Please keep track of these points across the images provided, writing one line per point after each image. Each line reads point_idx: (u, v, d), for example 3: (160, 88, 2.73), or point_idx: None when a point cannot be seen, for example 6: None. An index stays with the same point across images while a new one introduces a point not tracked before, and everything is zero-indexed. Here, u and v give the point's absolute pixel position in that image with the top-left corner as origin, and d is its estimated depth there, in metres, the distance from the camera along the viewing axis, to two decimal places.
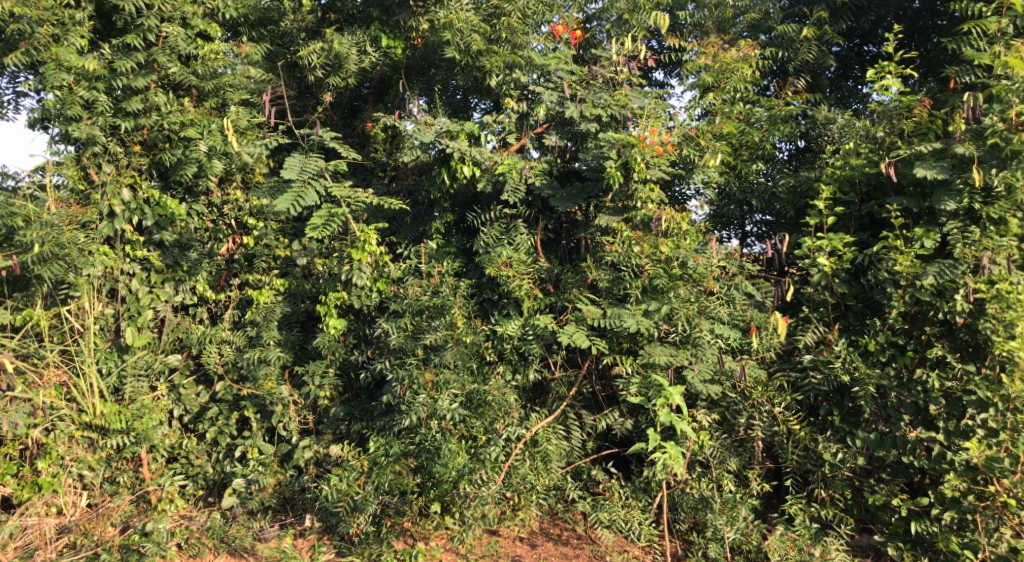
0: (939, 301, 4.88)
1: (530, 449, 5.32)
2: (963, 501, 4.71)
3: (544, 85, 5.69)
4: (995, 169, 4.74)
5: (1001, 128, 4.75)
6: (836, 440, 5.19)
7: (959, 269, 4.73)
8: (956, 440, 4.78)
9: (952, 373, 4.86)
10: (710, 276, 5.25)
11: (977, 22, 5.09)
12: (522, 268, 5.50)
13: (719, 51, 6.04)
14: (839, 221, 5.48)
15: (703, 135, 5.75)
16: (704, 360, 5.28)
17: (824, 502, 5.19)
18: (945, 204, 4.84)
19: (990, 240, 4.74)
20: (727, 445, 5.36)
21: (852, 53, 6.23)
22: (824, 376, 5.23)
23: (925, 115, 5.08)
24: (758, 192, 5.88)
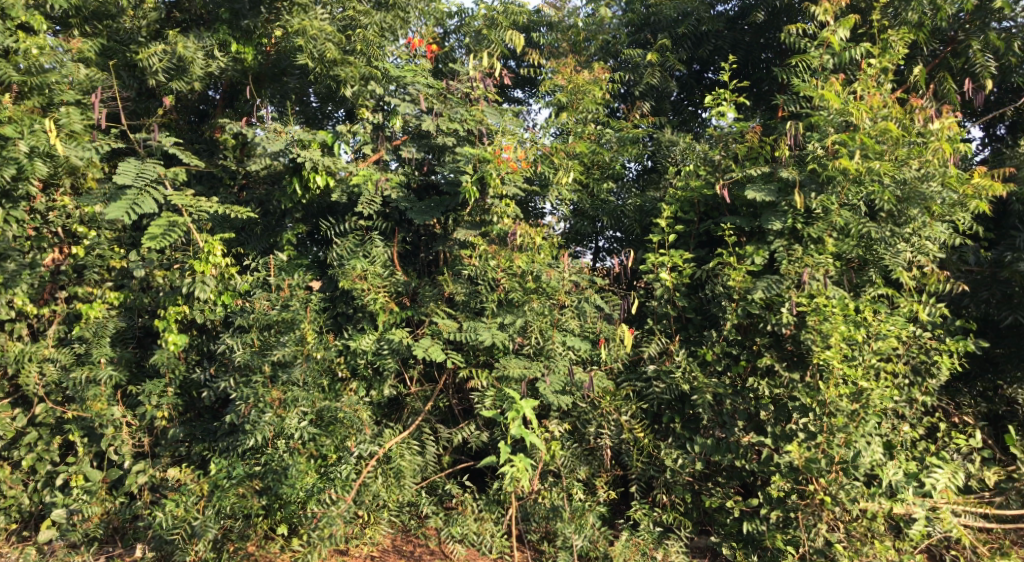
0: (768, 314, 5.26)
1: (382, 466, 5.21)
2: (787, 501, 5.06)
3: (400, 97, 5.58)
4: (814, 193, 5.20)
5: (820, 155, 5.22)
6: (677, 446, 5.50)
7: (783, 284, 5.13)
8: (781, 444, 5.14)
9: (779, 381, 5.23)
10: (562, 290, 5.44)
11: (802, 56, 5.44)
12: (377, 281, 5.40)
13: (572, 72, 6.25)
14: (680, 238, 5.83)
15: (557, 153, 5.92)
16: (556, 371, 5.39)
17: (665, 506, 5.48)
18: (771, 224, 5.25)
19: (810, 257, 5.13)
20: (577, 453, 5.53)
21: (692, 79, 6.63)
22: (666, 385, 5.52)
23: (756, 140, 5.50)
24: (610, 210, 6.12)
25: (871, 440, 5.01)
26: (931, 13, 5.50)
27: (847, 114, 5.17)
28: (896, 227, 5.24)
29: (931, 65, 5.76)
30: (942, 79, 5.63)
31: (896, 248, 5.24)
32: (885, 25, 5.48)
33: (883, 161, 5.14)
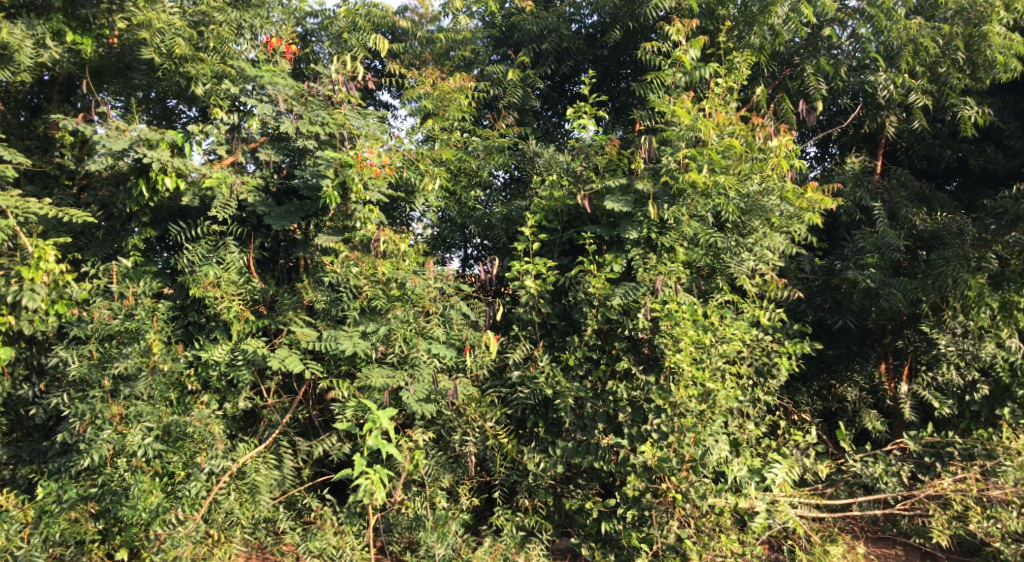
0: (625, 319, 5.51)
1: (236, 482, 4.99)
2: (642, 499, 5.27)
3: (257, 98, 5.40)
4: (667, 204, 5.47)
5: (673, 168, 5.49)
6: (539, 451, 5.60)
7: (639, 291, 5.38)
8: (636, 444, 5.33)
9: (636, 384, 5.47)
10: (426, 297, 5.39)
11: (656, 73, 5.67)
12: (231, 288, 5.18)
13: (437, 80, 6.24)
14: (545, 247, 6.02)
15: (423, 160, 5.91)
16: (420, 380, 5.32)
17: (528, 510, 5.58)
18: (628, 233, 5.48)
19: (663, 266, 5.43)
20: (441, 462, 5.52)
21: (554, 92, 6.86)
22: (530, 390, 5.61)
23: (615, 152, 5.73)
24: (478, 218, 6.16)
25: (719, 438, 5.25)
26: (771, 38, 5.89)
27: (697, 130, 5.47)
28: (739, 236, 5.63)
29: (772, 86, 6.18)
30: (780, 100, 6.05)
31: (741, 257, 5.59)
32: (730, 46, 5.82)
33: (727, 175, 5.47)
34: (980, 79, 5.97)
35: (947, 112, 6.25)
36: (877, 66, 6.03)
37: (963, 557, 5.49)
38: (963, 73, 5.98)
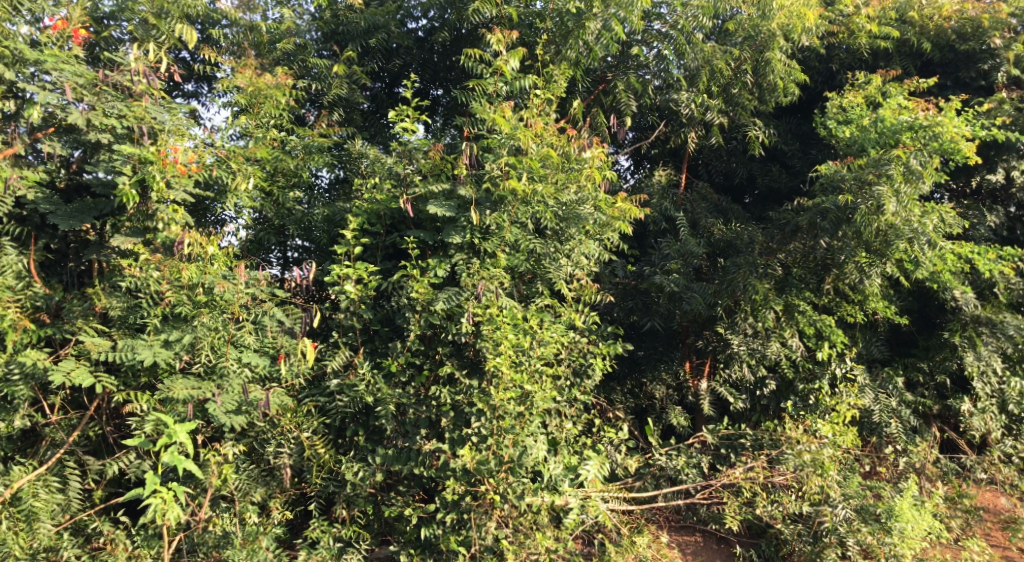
0: (448, 324, 5.53)
1: (9, 509, 4.56)
2: (461, 503, 5.29)
3: (39, 84, 4.84)
4: (488, 210, 5.56)
5: (496, 175, 5.59)
6: (359, 459, 5.49)
7: (462, 296, 5.44)
8: (456, 448, 5.35)
9: (459, 388, 5.51)
10: (236, 303, 5.14)
11: (478, 81, 5.72)
12: (6, 295, 4.62)
13: (253, 73, 5.95)
14: (368, 250, 5.87)
15: (236, 157, 5.58)
16: (228, 391, 5.03)
17: (346, 520, 5.46)
18: (451, 238, 5.50)
19: (485, 270, 5.50)
20: (254, 475, 5.28)
21: (383, 94, 6.81)
22: (349, 398, 5.47)
23: (439, 157, 5.76)
24: (296, 219, 5.94)
25: (536, 439, 5.44)
26: (586, 53, 6.13)
27: (516, 138, 5.60)
28: (558, 243, 5.85)
29: (587, 100, 6.46)
30: (595, 114, 6.36)
31: (559, 263, 5.84)
32: (547, 59, 6.03)
33: (545, 184, 5.65)
34: (765, 102, 6.73)
35: (739, 131, 6.92)
36: (679, 85, 6.51)
37: (751, 539, 5.92)
38: (752, 95, 6.65)
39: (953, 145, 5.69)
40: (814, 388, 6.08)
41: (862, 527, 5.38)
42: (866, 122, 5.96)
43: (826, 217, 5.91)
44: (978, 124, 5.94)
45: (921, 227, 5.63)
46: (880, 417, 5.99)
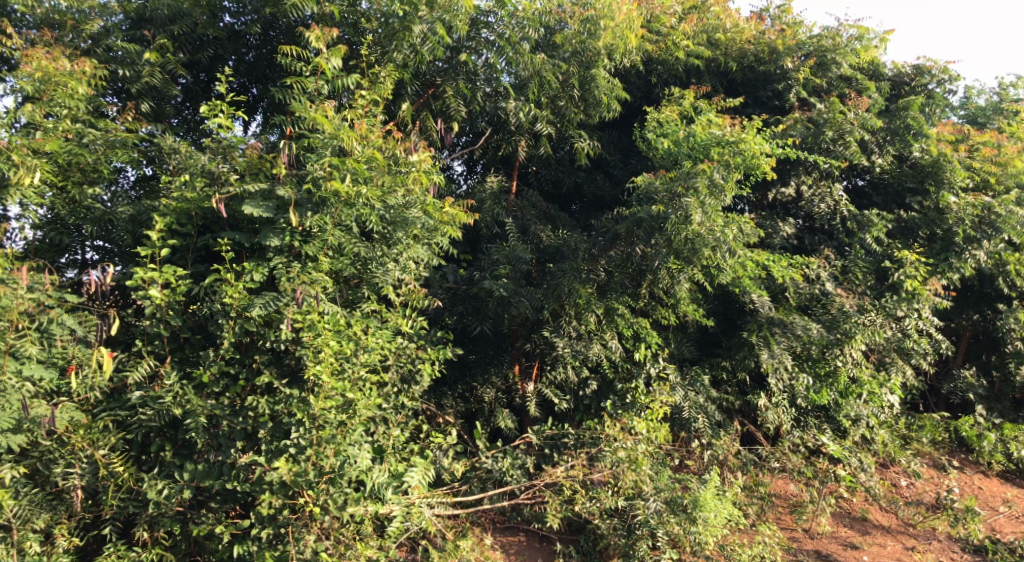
0: (267, 330, 5.25)
1: None
2: (278, 517, 5.07)
3: None
4: (309, 212, 5.31)
5: (320, 176, 5.31)
6: (163, 476, 5.08)
7: (281, 301, 5.18)
8: (272, 459, 5.11)
9: (279, 398, 5.26)
10: (15, 309, 4.70)
11: (297, 79, 5.48)
12: None
13: (42, 56, 5.40)
14: (177, 252, 5.40)
15: (17, 150, 5.07)
16: (5, 407, 4.65)
17: (147, 543, 5.06)
18: (269, 240, 5.23)
19: (307, 275, 5.31)
20: (38, 500, 4.83)
21: (197, 87, 6.35)
22: (154, 411, 5.05)
23: (256, 155, 5.45)
24: (95, 217, 5.39)
25: (359, 448, 5.33)
26: (413, 57, 6.07)
27: (339, 139, 5.43)
28: (385, 247, 5.74)
29: (416, 103, 6.35)
30: (425, 118, 6.30)
31: (386, 267, 5.72)
32: (372, 61, 5.93)
33: (370, 186, 5.51)
34: (590, 116, 6.90)
35: (566, 142, 7.14)
36: (507, 94, 6.62)
37: (570, 535, 6.06)
38: (578, 109, 6.81)
39: (752, 161, 6.12)
40: (630, 388, 6.39)
41: (670, 518, 5.63)
42: (680, 136, 6.32)
43: (641, 226, 6.26)
44: (773, 142, 6.41)
45: (722, 236, 6.04)
46: (689, 413, 6.40)
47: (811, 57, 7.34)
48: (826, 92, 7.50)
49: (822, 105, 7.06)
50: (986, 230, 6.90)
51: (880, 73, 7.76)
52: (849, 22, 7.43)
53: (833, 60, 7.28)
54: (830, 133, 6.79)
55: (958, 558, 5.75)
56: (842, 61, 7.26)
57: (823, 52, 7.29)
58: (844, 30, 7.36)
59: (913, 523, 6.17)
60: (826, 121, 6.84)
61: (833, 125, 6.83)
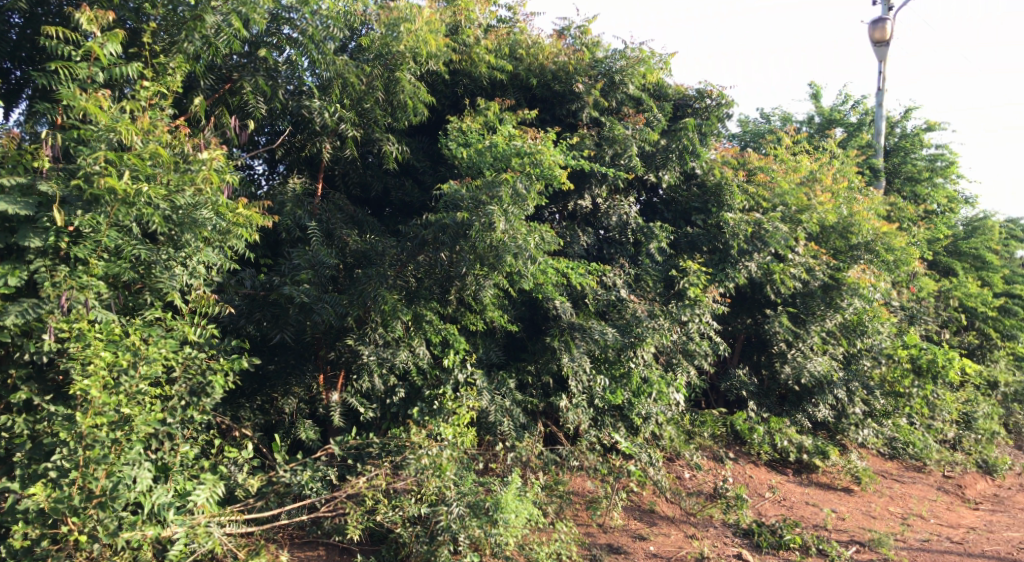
0: (25, 341, 4.66)
1: None
2: (36, 549, 4.54)
3: None
4: (79, 211, 4.74)
5: (92, 171, 4.76)
6: None
7: (42, 308, 4.61)
8: (29, 486, 4.57)
9: (40, 416, 4.70)
10: None
11: (64, 63, 4.91)
12: None
13: None
14: None
15: None
16: None
17: None
18: (28, 240, 4.61)
19: (76, 280, 4.74)
20: None
21: None
22: None
23: (12, 147, 4.78)
24: None
25: (138, 467, 4.89)
26: (205, 49, 5.69)
27: (115, 132, 4.87)
28: (172, 250, 5.22)
29: (210, 99, 5.96)
30: (220, 114, 5.91)
31: (173, 272, 5.21)
32: (157, 50, 5.48)
33: (152, 185, 5.00)
34: (398, 120, 6.82)
35: (373, 145, 6.95)
36: (311, 94, 6.37)
37: (371, 546, 5.85)
38: (385, 112, 6.71)
39: (550, 172, 6.36)
40: (438, 394, 6.43)
41: (471, 522, 5.50)
42: (482, 146, 6.46)
43: (446, 231, 6.29)
44: (570, 154, 6.74)
45: (524, 244, 6.17)
46: (494, 416, 6.51)
47: (600, 78, 7.74)
48: (615, 112, 7.90)
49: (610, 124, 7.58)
50: (756, 243, 7.66)
51: (665, 95, 8.21)
52: (635, 46, 7.95)
53: (619, 81, 7.73)
54: (609, 149, 7.37)
55: (730, 542, 6.27)
56: (628, 82, 7.72)
57: (613, 74, 7.73)
58: (630, 53, 7.82)
59: (693, 512, 6.66)
60: (610, 138, 7.38)
61: (616, 141, 7.37)
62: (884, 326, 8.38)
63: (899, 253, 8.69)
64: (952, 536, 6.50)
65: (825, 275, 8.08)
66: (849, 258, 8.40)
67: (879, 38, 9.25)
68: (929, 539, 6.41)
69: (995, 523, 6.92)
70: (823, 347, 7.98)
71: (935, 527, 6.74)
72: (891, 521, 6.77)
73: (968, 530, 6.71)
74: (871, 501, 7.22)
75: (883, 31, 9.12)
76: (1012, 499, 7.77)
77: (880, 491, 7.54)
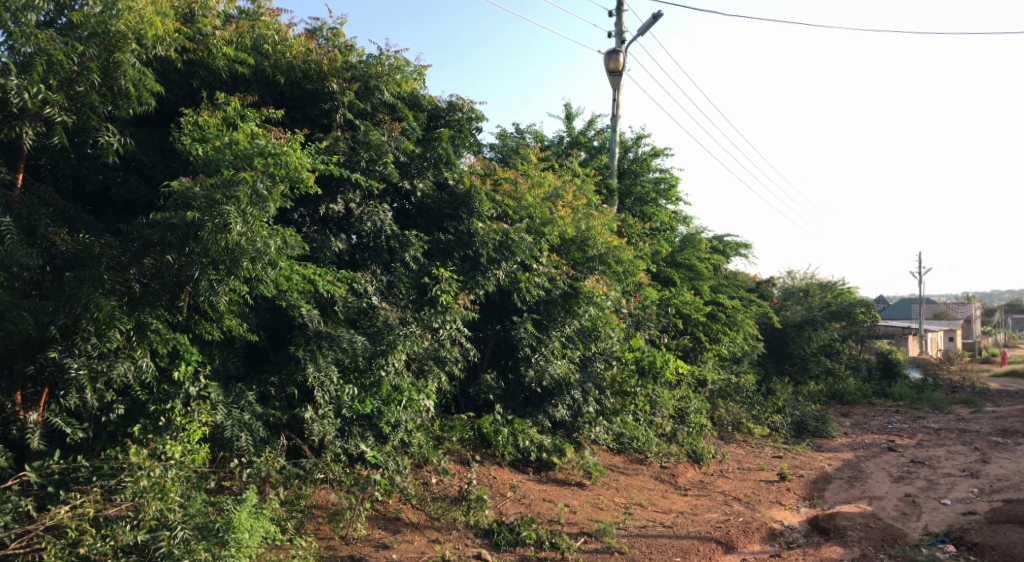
0: None
1: None
2: None
3: None
4: None
5: None
6: None
7: None
8: None
9: None
10: None
11: None
12: None
13: None
14: None
15: None
16: None
17: None
18: None
19: None
20: None
21: None
22: None
23: None
24: None
25: None
26: None
27: None
28: None
29: None
30: None
31: None
32: None
33: None
34: (119, 108, 6.09)
35: (87, 134, 6.14)
36: (6, 71, 5.47)
37: None
38: (103, 98, 5.97)
39: (295, 174, 6.04)
40: (165, 409, 5.81)
41: (197, 547, 5.03)
42: (221, 143, 5.91)
43: (173, 232, 5.65)
44: (317, 158, 6.48)
45: (264, 247, 5.76)
46: (231, 432, 6.03)
47: (355, 82, 7.54)
48: (370, 118, 7.75)
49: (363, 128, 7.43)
50: (504, 252, 7.97)
51: (419, 105, 8.17)
52: (389, 53, 7.87)
53: (374, 87, 7.61)
54: (365, 154, 7.24)
55: (471, 543, 6.45)
56: (383, 88, 7.62)
57: (367, 78, 7.56)
58: (383, 59, 7.71)
59: (437, 517, 6.63)
60: (365, 143, 7.26)
61: (371, 146, 7.26)
62: (613, 330, 9.14)
63: (626, 265, 9.52)
64: (664, 521, 7.26)
65: (564, 284, 8.64)
66: (586, 268, 8.95)
67: (613, 68, 10.08)
68: (646, 525, 7.10)
69: (699, 506, 7.84)
70: (562, 351, 8.54)
71: (651, 514, 7.47)
72: (615, 511, 7.40)
73: (678, 514, 7.53)
74: (600, 494, 7.81)
75: (617, 61, 9.97)
76: (713, 484, 8.86)
77: (608, 484, 8.18)
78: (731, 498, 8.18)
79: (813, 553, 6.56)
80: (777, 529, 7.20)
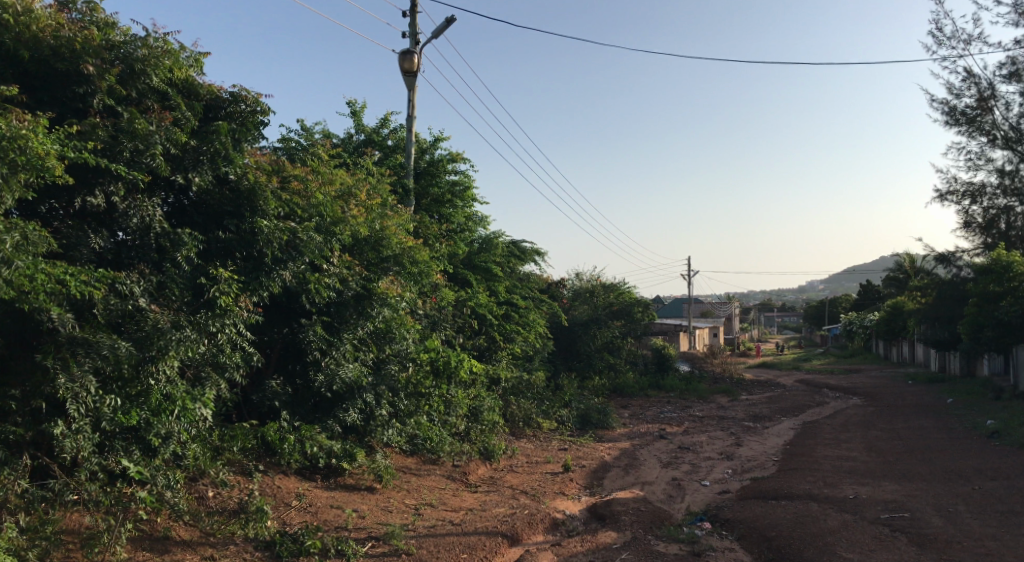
0: None
1: None
2: None
3: None
4: None
5: None
6: None
7: None
8: None
9: None
10: None
11: None
12: None
13: None
14: None
15: None
16: None
17: None
18: None
19: None
20: None
21: None
22: None
23: None
24: None
25: None
26: None
27: None
28: None
29: None
30: None
31: None
32: None
33: None
34: None
35: None
36: None
37: None
38: None
39: (41, 163, 5.41)
40: None
41: None
42: None
43: None
44: (66, 144, 5.91)
45: None
46: None
47: (117, 63, 6.85)
48: (134, 103, 7.07)
49: (127, 115, 6.80)
50: (290, 253, 7.65)
51: (195, 93, 7.56)
52: (159, 34, 7.20)
53: (141, 71, 6.92)
54: (129, 144, 6.61)
55: (249, 557, 6.12)
56: (151, 73, 6.95)
57: (132, 61, 6.88)
58: (153, 41, 7.06)
59: (212, 533, 6.27)
60: (130, 131, 6.63)
61: (137, 136, 6.64)
62: (408, 331, 9.10)
63: (422, 266, 9.50)
64: (453, 519, 7.35)
65: (357, 285, 8.43)
66: (380, 269, 8.90)
67: (408, 68, 10.04)
68: (435, 525, 7.15)
69: (488, 502, 8.05)
70: (354, 355, 8.34)
71: (440, 513, 7.55)
72: (405, 513, 7.40)
73: (467, 511, 7.68)
74: (390, 497, 7.80)
75: (412, 61, 9.94)
76: (503, 479, 9.15)
77: (399, 486, 8.22)
78: (518, 492, 8.47)
79: (589, 538, 6.97)
80: (559, 518, 7.56)
